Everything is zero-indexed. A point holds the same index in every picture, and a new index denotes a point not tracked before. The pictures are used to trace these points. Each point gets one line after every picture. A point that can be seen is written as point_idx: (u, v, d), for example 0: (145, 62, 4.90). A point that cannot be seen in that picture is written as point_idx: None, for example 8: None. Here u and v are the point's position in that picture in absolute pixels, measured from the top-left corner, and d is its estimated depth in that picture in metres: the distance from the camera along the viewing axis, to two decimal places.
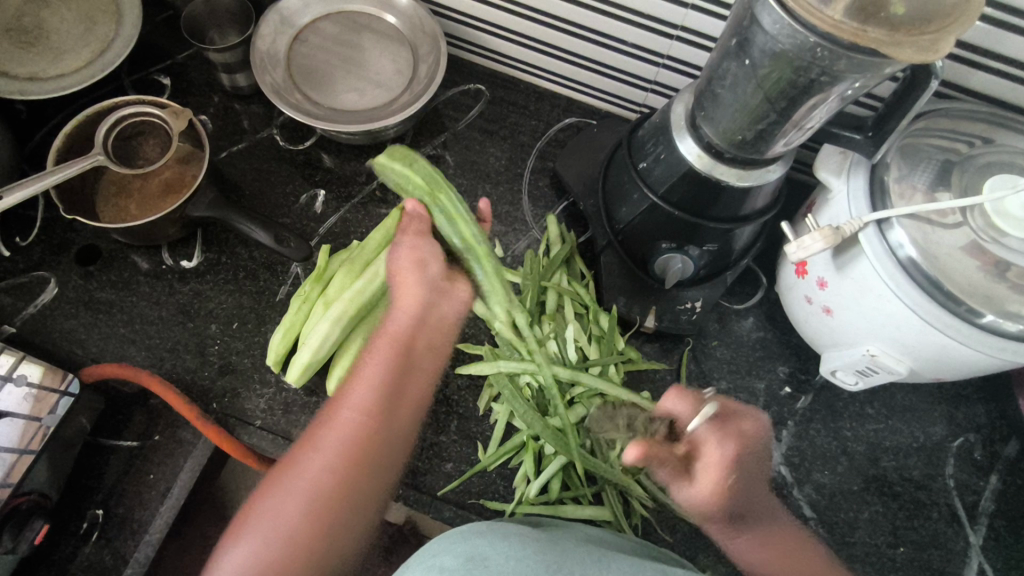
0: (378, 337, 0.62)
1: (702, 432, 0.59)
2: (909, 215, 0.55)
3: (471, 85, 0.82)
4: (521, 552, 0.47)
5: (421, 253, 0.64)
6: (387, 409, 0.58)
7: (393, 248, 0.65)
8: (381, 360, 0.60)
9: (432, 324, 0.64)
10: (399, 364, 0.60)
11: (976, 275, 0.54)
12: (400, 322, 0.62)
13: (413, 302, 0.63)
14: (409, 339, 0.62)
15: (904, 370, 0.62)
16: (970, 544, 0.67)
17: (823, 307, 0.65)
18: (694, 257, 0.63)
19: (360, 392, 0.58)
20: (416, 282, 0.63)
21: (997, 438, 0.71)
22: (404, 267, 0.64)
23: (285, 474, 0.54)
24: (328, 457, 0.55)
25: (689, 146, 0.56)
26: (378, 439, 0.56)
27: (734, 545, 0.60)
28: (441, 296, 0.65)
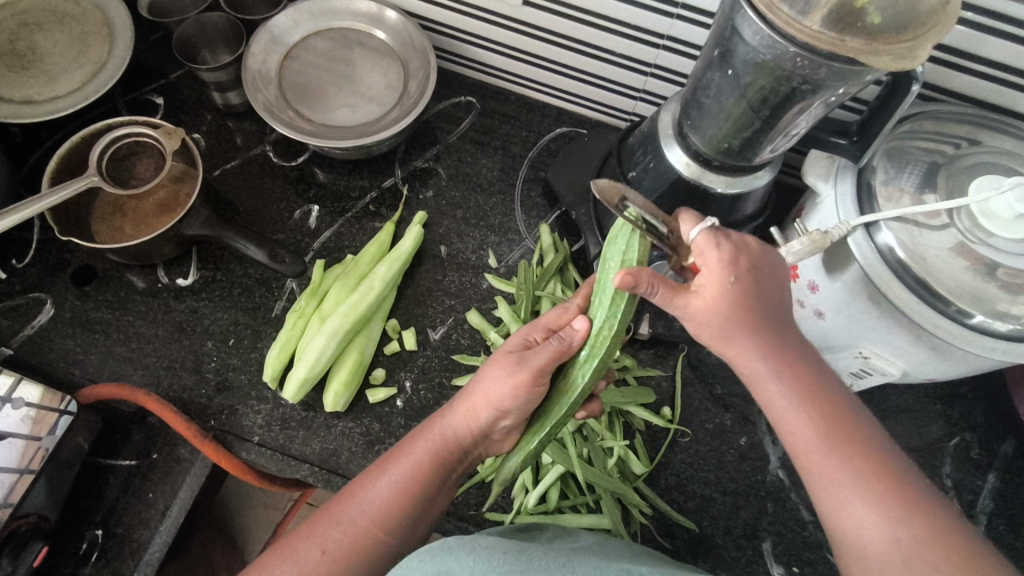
0: (420, 436, 0.55)
1: (706, 277, 0.46)
2: (895, 218, 0.56)
3: (462, 97, 0.83)
4: (486, 565, 0.47)
5: (510, 386, 0.52)
6: (402, 523, 0.52)
7: (491, 365, 0.54)
8: (418, 469, 0.53)
9: (470, 454, 0.56)
10: (430, 473, 0.53)
11: (965, 275, 0.55)
12: (452, 430, 0.54)
13: (471, 421, 0.54)
14: (452, 455, 0.54)
15: (898, 371, 0.63)
16: None
17: (815, 311, 0.65)
18: None
19: (381, 498, 0.52)
20: (484, 418, 0.53)
21: (993, 437, 0.71)
22: (481, 398, 0.53)
23: (283, 559, 0.50)
24: (332, 559, 0.49)
25: (676, 154, 0.58)
26: (381, 549, 0.51)
27: (785, 429, 0.45)
28: (493, 437, 0.57)
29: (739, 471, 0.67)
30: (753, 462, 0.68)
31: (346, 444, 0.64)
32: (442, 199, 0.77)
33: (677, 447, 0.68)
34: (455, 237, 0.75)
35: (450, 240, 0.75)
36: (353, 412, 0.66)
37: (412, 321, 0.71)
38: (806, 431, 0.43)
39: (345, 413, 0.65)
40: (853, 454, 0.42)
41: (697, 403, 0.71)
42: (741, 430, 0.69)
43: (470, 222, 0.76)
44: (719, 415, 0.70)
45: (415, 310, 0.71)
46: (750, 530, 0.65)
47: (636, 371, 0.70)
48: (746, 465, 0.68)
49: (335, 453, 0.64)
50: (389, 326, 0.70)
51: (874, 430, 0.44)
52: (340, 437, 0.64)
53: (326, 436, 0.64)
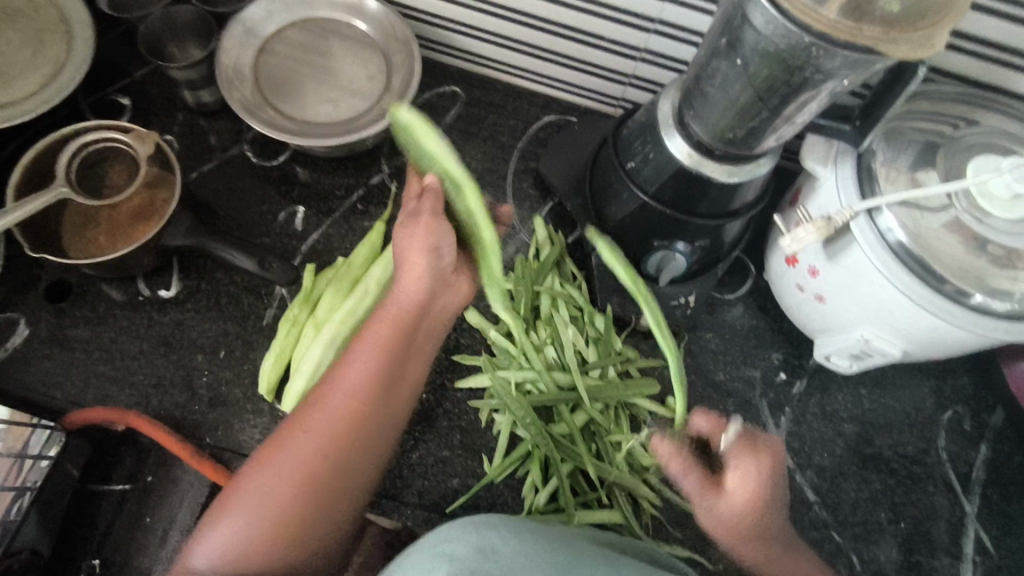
0: (377, 317, 0.53)
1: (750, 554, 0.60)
2: (898, 201, 0.55)
3: (446, 87, 0.80)
4: (530, 551, 0.48)
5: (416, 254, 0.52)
6: (373, 398, 0.51)
7: (405, 228, 0.54)
8: (380, 339, 0.52)
9: (432, 316, 0.56)
10: (394, 343, 0.53)
11: (965, 257, 0.55)
12: (405, 301, 0.53)
13: (415, 287, 0.53)
14: (410, 325, 0.54)
15: (898, 352, 0.62)
16: (966, 514, 0.69)
17: (815, 295, 0.65)
18: (682, 253, 0.65)
19: (350, 378, 0.51)
20: (426, 266, 0.53)
21: (983, 408, 0.74)
22: (414, 249, 0.52)
23: (261, 468, 0.49)
24: (314, 448, 0.49)
25: (677, 144, 0.57)
26: (371, 425, 0.51)
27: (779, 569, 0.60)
28: (449, 287, 0.56)
29: None
30: None
31: None
32: None
33: None
34: None
35: None
36: None
37: None
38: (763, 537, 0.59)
39: None
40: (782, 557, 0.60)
41: (698, 391, 0.71)
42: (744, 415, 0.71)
43: None
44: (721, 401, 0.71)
45: None
46: None
47: (638, 362, 0.69)
48: None
49: None
50: None
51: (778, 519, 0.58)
52: None
53: None
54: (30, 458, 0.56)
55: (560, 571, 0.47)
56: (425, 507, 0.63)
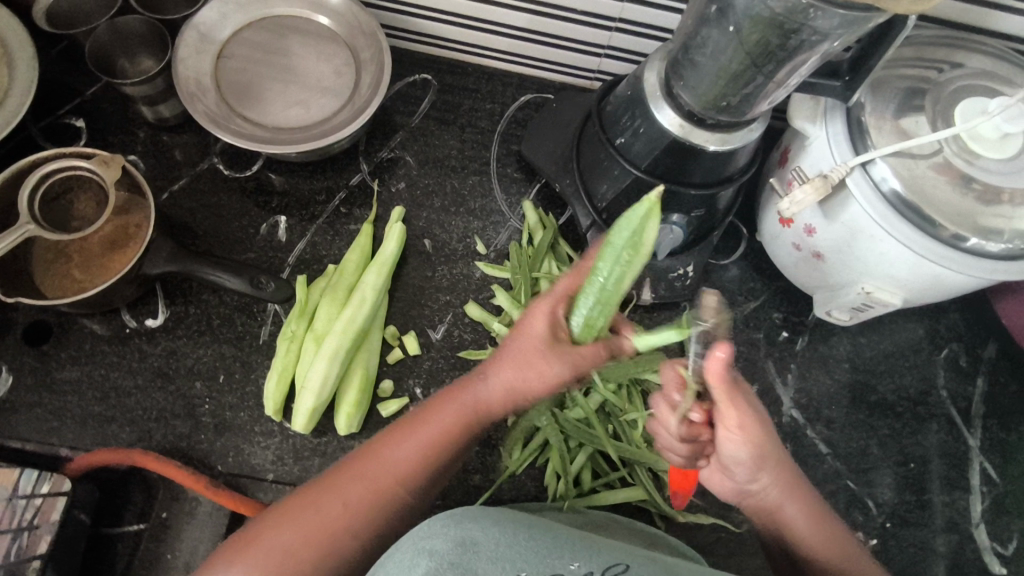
0: (451, 399, 0.52)
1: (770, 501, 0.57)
2: (890, 153, 0.55)
3: (416, 75, 0.78)
4: (511, 538, 0.48)
5: (544, 362, 0.49)
6: (415, 483, 0.51)
7: (537, 313, 0.51)
8: (442, 431, 0.52)
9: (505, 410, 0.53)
10: (454, 438, 0.52)
11: (960, 203, 0.55)
12: (489, 397, 0.52)
13: (512, 381, 0.50)
14: (481, 414, 0.52)
15: (899, 301, 0.63)
16: (970, 446, 0.72)
17: (813, 253, 0.65)
18: (680, 224, 0.64)
19: (400, 451, 0.51)
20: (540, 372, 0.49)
21: (977, 343, 0.76)
22: (508, 362, 0.50)
23: (291, 516, 0.48)
24: (342, 511, 0.49)
25: (668, 116, 0.56)
26: (398, 505, 0.51)
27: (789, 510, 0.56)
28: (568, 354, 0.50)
29: None
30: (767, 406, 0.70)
31: None
32: (415, 189, 0.73)
33: None
34: (437, 228, 0.71)
35: (433, 233, 0.71)
36: (368, 429, 0.62)
37: (409, 325, 0.67)
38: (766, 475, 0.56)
39: (359, 432, 0.62)
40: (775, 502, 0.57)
41: None
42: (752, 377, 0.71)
43: (450, 210, 0.73)
44: None
45: (411, 311, 0.68)
46: None
47: None
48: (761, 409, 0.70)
49: None
50: (387, 333, 0.66)
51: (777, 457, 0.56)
52: None
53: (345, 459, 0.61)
54: (25, 496, 0.55)
55: (543, 557, 0.47)
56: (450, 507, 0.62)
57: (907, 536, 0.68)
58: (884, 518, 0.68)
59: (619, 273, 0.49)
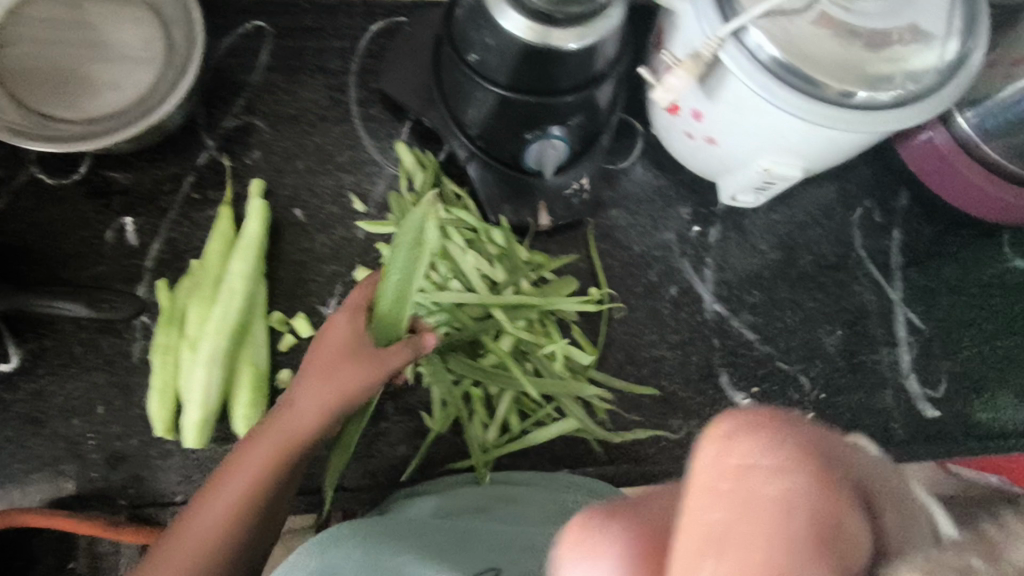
0: (268, 429, 0.52)
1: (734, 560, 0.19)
2: (763, 14, 0.50)
3: (246, 23, 0.67)
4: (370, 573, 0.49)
5: (348, 367, 0.53)
6: (253, 519, 0.50)
7: (333, 327, 0.55)
8: (265, 463, 0.50)
9: (331, 424, 0.53)
10: (282, 469, 0.50)
11: (844, 55, 0.50)
12: (303, 420, 0.52)
13: (322, 394, 0.52)
14: (303, 437, 0.52)
15: (799, 172, 0.60)
16: (893, 301, 0.71)
17: (705, 138, 0.60)
18: (561, 137, 0.58)
19: (226, 493, 0.49)
20: (347, 378, 0.52)
21: (889, 195, 0.74)
22: (319, 378, 0.53)
23: None
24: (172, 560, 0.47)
25: (513, 21, 0.49)
26: (237, 548, 0.49)
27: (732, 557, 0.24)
28: (370, 361, 0.53)
29: (677, 320, 0.67)
30: (689, 307, 0.67)
31: None
32: (273, 154, 0.65)
33: (615, 323, 0.66)
34: (306, 194, 0.65)
35: (303, 200, 0.64)
36: None
37: (297, 306, 0.62)
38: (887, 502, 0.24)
39: None
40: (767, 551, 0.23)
41: (620, 271, 0.68)
42: (670, 281, 0.68)
43: (316, 171, 0.65)
44: (644, 273, 0.68)
45: (296, 291, 0.62)
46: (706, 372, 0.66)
47: (552, 265, 0.65)
48: (683, 311, 0.67)
49: None
50: (273, 320, 0.60)
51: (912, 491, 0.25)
52: None
53: None
54: None
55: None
56: (379, 482, 0.60)
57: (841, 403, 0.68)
58: (818, 390, 0.68)
59: (411, 266, 0.56)
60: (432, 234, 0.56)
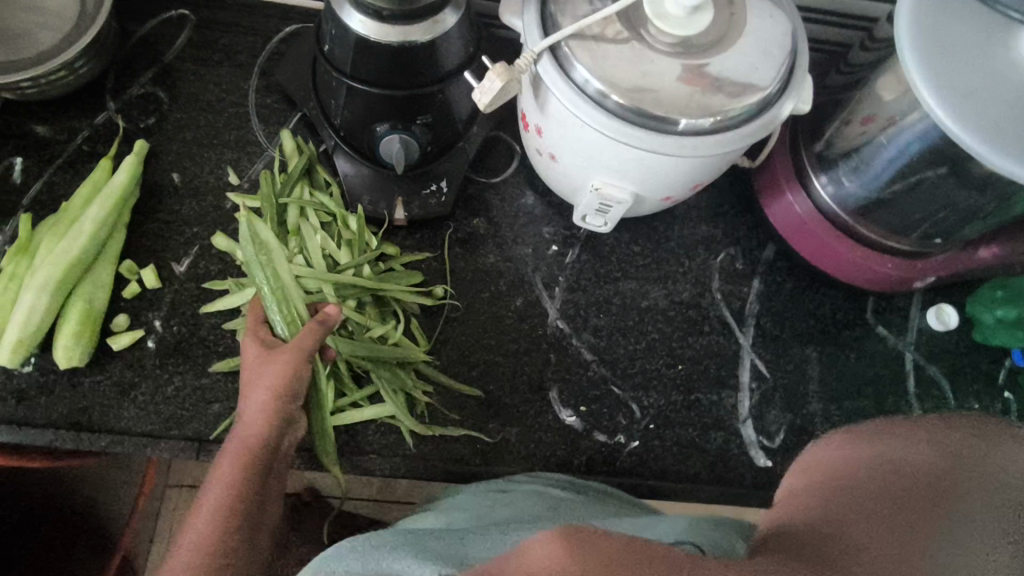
0: (223, 454, 0.53)
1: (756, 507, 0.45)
2: (574, 36, 0.54)
3: (172, 12, 0.75)
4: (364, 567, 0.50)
5: (271, 367, 0.54)
6: (241, 528, 0.52)
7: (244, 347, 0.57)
8: (234, 480, 0.52)
9: (286, 432, 0.55)
10: (251, 476, 0.52)
11: (649, 82, 0.54)
12: (254, 432, 0.53)
13: (260, 402, 0.53)
14: (263, 446, 0.53)
15: (628, 196, 0.62)
16: (741, 345, 0.71)
17: (549, 154, 0.64)
18: (416, 134, 0.63)
19: (201, 521, 0.51)
20: (273, 382, 0.54)
21: (755, 245, 0.75)
22: (256, 390, 0.54)
23: None
24: None
25: (352, 16, 0.54)
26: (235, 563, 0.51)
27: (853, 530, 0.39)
28: (293, 352, 0.55)
29: (517, 329, 0.69)
30: (532, 319, 0.69)
31: (96, 399, 0.60)
32: (167, 124, 0.71)
33: (454, 322, 0.68)
34: (187, 162, 0.70)
35: (182, 166, 0.69)
36: (99, 364, 0.61)
37: (150, 259, 0.65)
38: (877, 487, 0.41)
39: (90, 367, 0.61)
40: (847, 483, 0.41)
41: (470, 276, 0.70)
42: (517, 292, 0.70)
43: (202, 144, 0.71)
44: (493, 281, 0.70)
45: (153, 245, 0.66)
46: (535, 383, 0.66)
47: (400, 258, 0.68)
48: (525, 322, 0.69)
49: (84, 410, 0.60)
50: (123, 267, 0.64)
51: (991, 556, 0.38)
52: (88, 392, 0.60)
53: (72, 395, 0.60)
54: None
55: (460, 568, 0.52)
56: (184, 437, 0.60)
57: (670, 436, 0.67)
58: (648, 419, 0.67)
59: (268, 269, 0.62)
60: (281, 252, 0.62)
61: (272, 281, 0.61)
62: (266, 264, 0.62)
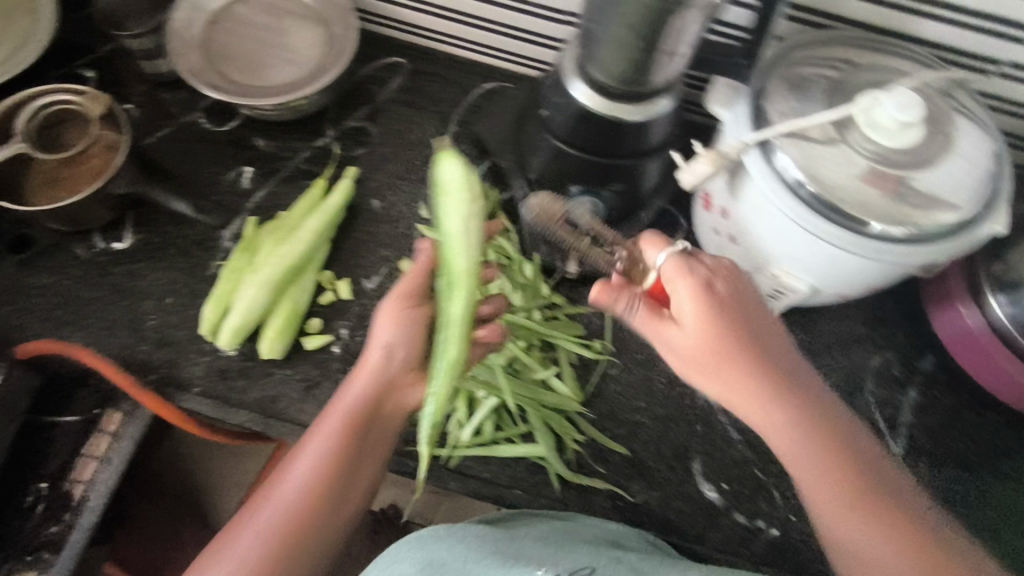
0: (330, 411, 0.59)
1: (689, 305, 0.54)
2: (786, 134, 0.57)
3: (390, 59, 0.85)
4: (477, 553, 0.58)
5: (395, 318, 0.61)
6: (325, 498, 0.57)
7: (376, 317, 0.62)
8: (330, 441, 0.57)
9: (387, 408, 0.61)
10: (342, 443, 0.57)
11: (856, 188, 0.57)
12: (351, 398, 0.59)
13: (368, 371, 0.60)
14: (359, 414, 0.59)
15: (806, 288, 0.65)
16: (892, 453, 0.71)
17: (729, 236, 0.67)
18: (604, 199, 0.68)
19: (297, 470, 0.57)
20: (376, 360, 0.60)
21: (914, 355, 0.76)
22: (372, 343, 0.61)
23: (211, 558, 0.54)
24: (258, 549, 0.54)
25: (580, 88, 0.60)
26: (319, 518, 0.56)
27: (772, 436, 0.54)
28: (411, 319, 0.61)
29: (669, 395, 0.71)
30: (684, 389, 0.72)
31: (285, 390, 0.67)
32: (374, 156, 0.79)
33: (609, 378, 0.71)
34: (387, 192, 0.77)
35: (383, 195, 0.77)
36: (292, 359, 0.68)
37: (346, 273, 0.73)
38: (779, 421, 0.54)
39: (284, 361, 0.68)
40: (793, 429, 0.53)
41: (629, 337, 0.73)
42: None
43: (402, 177, 0.79)
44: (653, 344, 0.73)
45: (350, 262, 0.73)
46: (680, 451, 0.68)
47: (566, 308, 0.73)
48: (677, 390, 0.71)
49: (274, 399, 0.66)
50: (323, 278, 0.71)
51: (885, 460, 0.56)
52: (279, 383, 0.67)
53: (266, 383, 0.67)
54: None
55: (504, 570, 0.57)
56: None
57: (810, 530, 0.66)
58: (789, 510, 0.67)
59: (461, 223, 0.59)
60: (456, 223, 0.59)
61: (466, 243, 0.59)
62: (460, 217, 0.59)
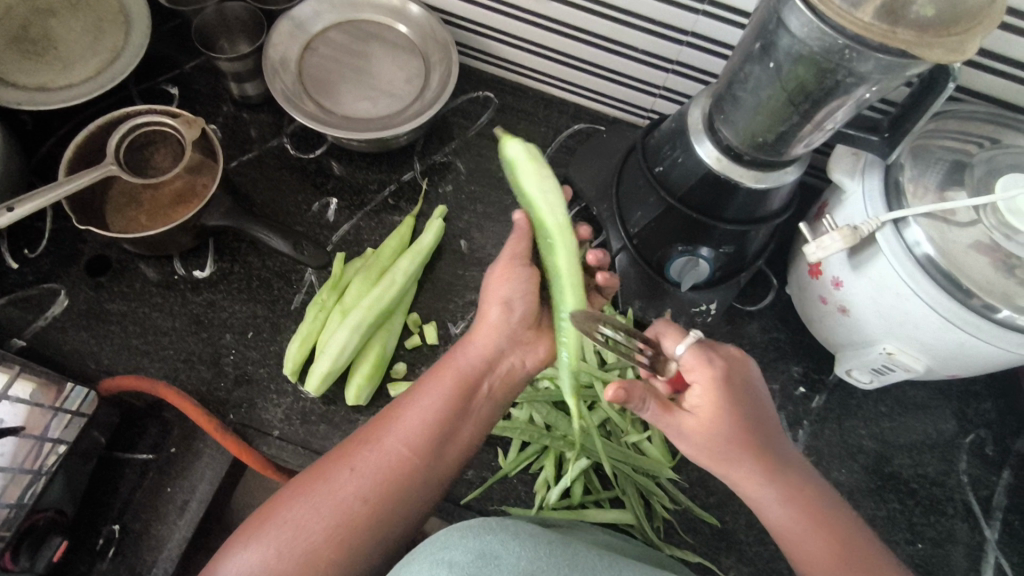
0: (446, 363, 0.57)
1: (701, 393, 0.52)
2: (924, 215, 0.55)
3: (479, 92, 0.83)
4: (532, 552, 0.44)
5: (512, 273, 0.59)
6: (430, 449, 0.52)
7: (488, 279, 0.60)
8: (449, 389, 0.55)
9: (501, 374, 0.58)
10: (459, 395, 0.55)
11: (992, 274, 0.54)
12: (475, 353, 0.57)
13: (491, 327, 0.57)
14: (479, 370, 0.56)
15: (921, 367, 0.62)
16: (985, 539, 0.67)
17: (839, 307, 0.65)
18: (707, 257, 0.64)
19: (410, 419, 0.53)
20: (496, 317, 0.58)
21: (1008, 433, 0.72)
22: (491, 298, 0.58)
23: (315, 483, 0.49)
24: (362, 483, 0.49)
25: (706, 148, 0.57)
26: (421, 472, 0.51)
27: (765, 508, 0.51)
28: (528, 280, 0.59)
29: None
30: None
31: None
32: (461, 193, 0.77)
33: None
34: (475, 232, 0.75)
35: (470, 235, 0.74)
36: (375, 406, 0.65)
37: (432, 316, 0.70)
38: (766, 484, 0.51)
39: (367, 408, 0.65)
40: (767, 492, 0.51)
41: None
42: None
43: (489, 217, 0.76)
44: None
45: (436, 304, 0.71)
46: None
47: None
48: None
49: None
50: (409, 320, 0.69)
51: (881, 551, 0.50)
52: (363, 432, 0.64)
53: (348, 430, 0.64)
54: (51, 441, 0.58)
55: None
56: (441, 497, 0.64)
57: None
58: None
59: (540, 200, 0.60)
60: (557, 216, 0.58)
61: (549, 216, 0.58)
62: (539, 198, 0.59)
